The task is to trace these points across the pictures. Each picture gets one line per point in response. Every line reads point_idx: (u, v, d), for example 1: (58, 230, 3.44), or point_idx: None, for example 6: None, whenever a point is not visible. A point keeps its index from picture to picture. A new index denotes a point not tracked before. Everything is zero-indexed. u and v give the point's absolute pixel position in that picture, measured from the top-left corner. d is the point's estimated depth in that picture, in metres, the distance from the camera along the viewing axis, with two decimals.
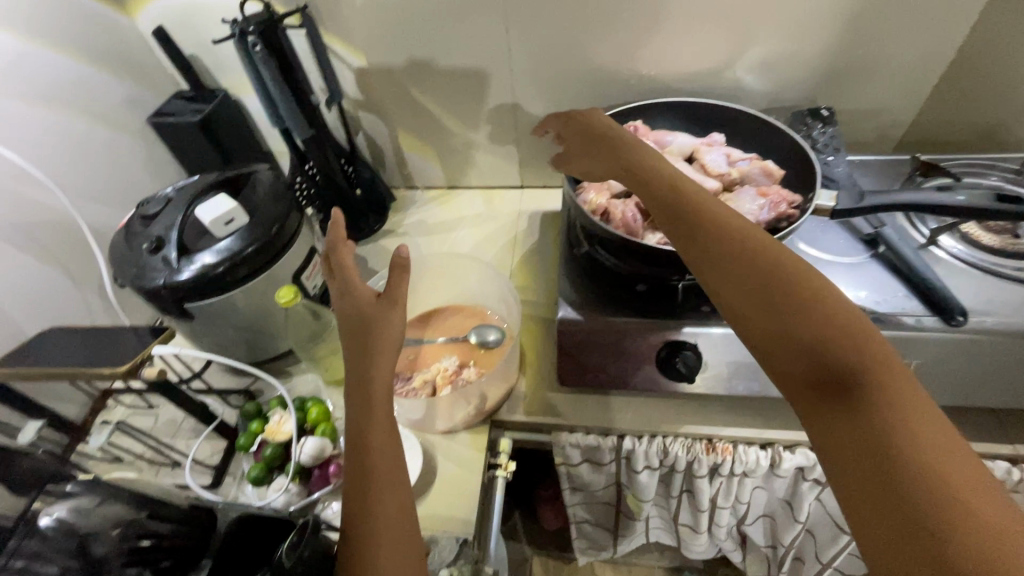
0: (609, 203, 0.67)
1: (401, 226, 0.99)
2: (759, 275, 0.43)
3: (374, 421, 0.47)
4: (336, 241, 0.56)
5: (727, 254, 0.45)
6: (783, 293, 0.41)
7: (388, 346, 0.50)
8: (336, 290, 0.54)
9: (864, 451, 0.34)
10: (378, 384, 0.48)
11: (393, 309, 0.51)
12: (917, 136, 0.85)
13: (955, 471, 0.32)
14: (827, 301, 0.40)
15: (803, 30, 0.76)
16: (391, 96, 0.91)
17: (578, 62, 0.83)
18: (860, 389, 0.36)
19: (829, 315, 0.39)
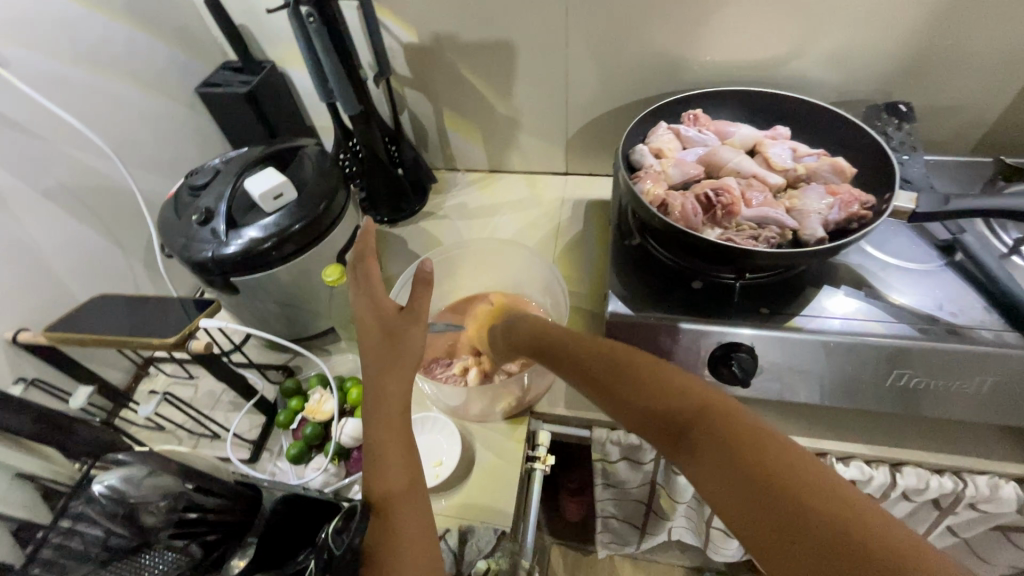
0: (667, 195, 0.64)
1: (441, 209, 0.98)
2: (599, 365, 0.45)
3: (393, 435, 0.46)
4: (361, 254, 0.54)
5: (569, 357, 0.49)
6: (614, 369, 0.43)
7: (409, 359, 0.48)
8: (358, 300, 0.52)
9: (720, 485, 0.32)
10: (394, 399, 0.47)
11: (414, 325, 0.50)
12: (1001, 136, 0.79)
13: (790, 463, 0.31)
14: (637, 361, 0.43)
15: (885, 18, 0.71)
16: (440, 75, 0.88)
17: (636, 45, 0.79)
18: (693, 432, 0.35)
19: (656, 374, 0.41)
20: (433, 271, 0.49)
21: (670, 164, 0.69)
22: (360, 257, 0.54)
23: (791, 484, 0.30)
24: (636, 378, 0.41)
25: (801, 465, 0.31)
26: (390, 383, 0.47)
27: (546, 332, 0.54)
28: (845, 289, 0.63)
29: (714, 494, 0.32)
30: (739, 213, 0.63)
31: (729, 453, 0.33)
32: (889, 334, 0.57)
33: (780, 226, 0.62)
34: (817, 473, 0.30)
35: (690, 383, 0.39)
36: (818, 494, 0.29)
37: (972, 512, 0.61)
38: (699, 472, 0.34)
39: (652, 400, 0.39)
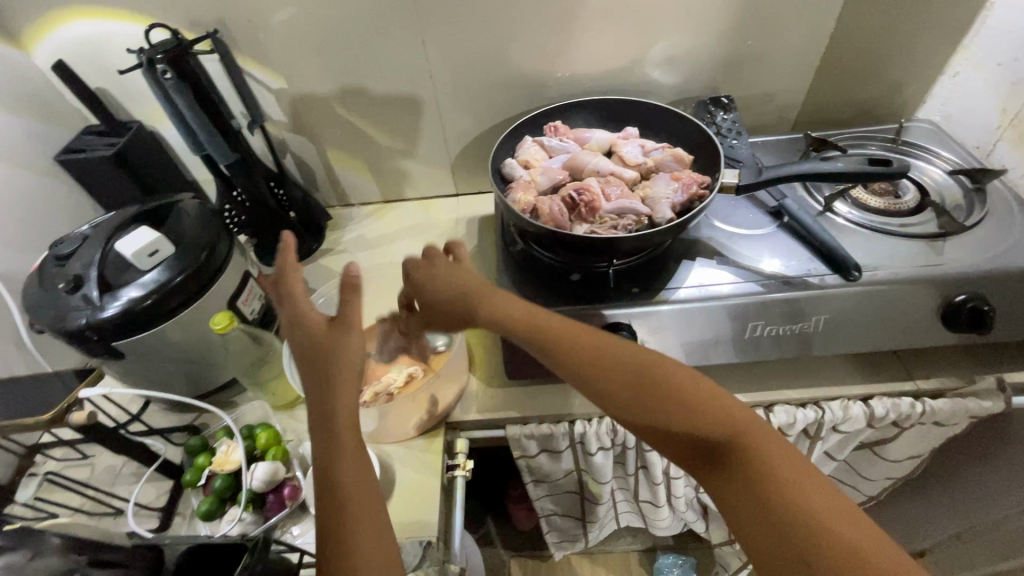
0: (536, 201, 0.71)
1: (339, 244, 0.99)
2: (631, 381, 0.46)
3: (341, 448, 0.48)
4: (284, 263, 0.58)
5: (589, 360, 0.47)
6: (652, 389, 0.45)
7: (349, 372, 0.51)
8: (289, 320, 0.55)
9: (753, 509, 0.40)
10: (342, 412, 0.49)
11: (347, 333, 0.53)
12: (811, 115, 0.93)
13: (822, 502, 0.39)
14: (673, 379, 0.45)
15: (698, 26, 0.83)
16: (316, 117, 0.91)
17: (496, 70, 0.87)
18: (732, 456, 0.42)
19: (694, 397, 0.44)
20: (359, 275, 0.52)
21: (536, 173, 0.76)
22: (283, 268, 0.59)
23: (817, 511, 0.38)
24: (675, 403, 0.44)
25: (822, 500, 0.39)
26: (332, 397, 0.50)
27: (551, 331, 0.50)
28: (699, 260, 0.71)
29: (743, 510, 0.41)
30: (600, 207, 0.70)
31: (766, 485, 0.40)
32: (738, 292, 0.66)
33: (636, 213, 0.69)
34: (840, 515, 0.38)
35: (730, 414, 0.43)
36: (832, 517, 0.38)
37: (837, 435, 0.70)
38: (730, 491, 0.41)
39: (692, 423, 0.43)
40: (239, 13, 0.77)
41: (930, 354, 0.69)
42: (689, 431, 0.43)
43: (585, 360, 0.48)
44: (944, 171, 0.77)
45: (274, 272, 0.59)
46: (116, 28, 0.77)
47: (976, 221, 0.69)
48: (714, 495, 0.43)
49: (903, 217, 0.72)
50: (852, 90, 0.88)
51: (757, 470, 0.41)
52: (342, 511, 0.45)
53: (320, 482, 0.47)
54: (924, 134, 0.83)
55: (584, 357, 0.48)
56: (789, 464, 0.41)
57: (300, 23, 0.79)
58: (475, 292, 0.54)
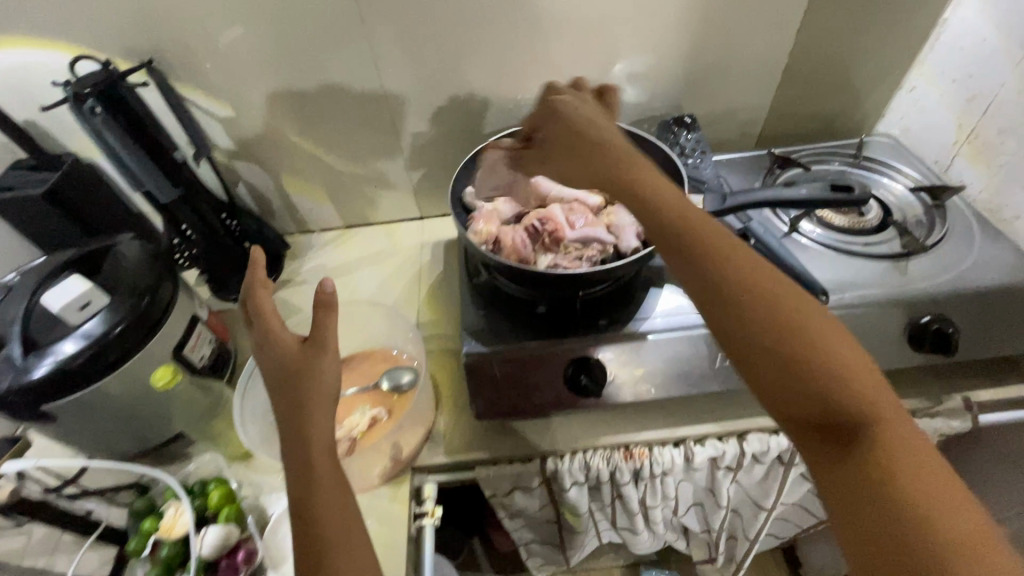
0: (498, 232, 0.68)
1: (299, 275, 0.95)
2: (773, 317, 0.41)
3: (319, 476, 0.46)
4: (252, 283, 0.55)
5: (717, 280, 0.44)
6: (778, 330, 0.41)
7: (325, 395, 0.49)
8: (260, 342, 0.53)
9: (860, 485, 0.36)
10: (317, 442, 0.47)
11: (321, 353, 0.50)
12: (774, 130, 0.92)
13: (949, 504, 0.34)
14: (809, 330, 0.41)
15: (658, 46, 0.81)
16: (268, 145, 0.86)
17: (455, 92, 0.84)
18: (861, 432, 0.38)
19: (840, 361, 0.39)
20: (332, 292, 0.50)
21: (499, 202, 0.73)
22: (252, 287, 0.55)
23: (940, 513, 0.34)
24: (804, 354, 0.40)
25: (952, 504, 0.34)
26: (306, 425, 0.48)
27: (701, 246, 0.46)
28: (667, 287, 0.70)
29: (847, 484, 0.37)
30: (564, 237, 0.68)
31: (886, 467, 0.36)
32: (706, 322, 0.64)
33: (601, 243, 0.68)
34: (969, 525, 0.33)
35: (866, 385, 0.39)
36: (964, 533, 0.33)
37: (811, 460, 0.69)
38: (836, 463, 0.38)
39: (826, 383, 0.39)
40: (177, 40, 0.72)
41: (898, 373, 0.69)
42: (816, 386, 0.39)
43: (722, 284, 0.44)
44: (906, 187, 0.77)
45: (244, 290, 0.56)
46: (40, 58, 0.72)
47: (938, 239, 0.69)
48: (813, 459, 0.39)
49: (867, 236, 0.72)
50: (813, 106, 0.89)
51: (887, 456, 0.37)
52: (321, 546, 0.43)
53: (298, 516, 0.45)
54: (885, 149, 0.83)
55: (733, 280, 0.43)
56: (925, 462, 0.36)
57: (245, 48, 0.75)
58: (619, 153, 0.54)
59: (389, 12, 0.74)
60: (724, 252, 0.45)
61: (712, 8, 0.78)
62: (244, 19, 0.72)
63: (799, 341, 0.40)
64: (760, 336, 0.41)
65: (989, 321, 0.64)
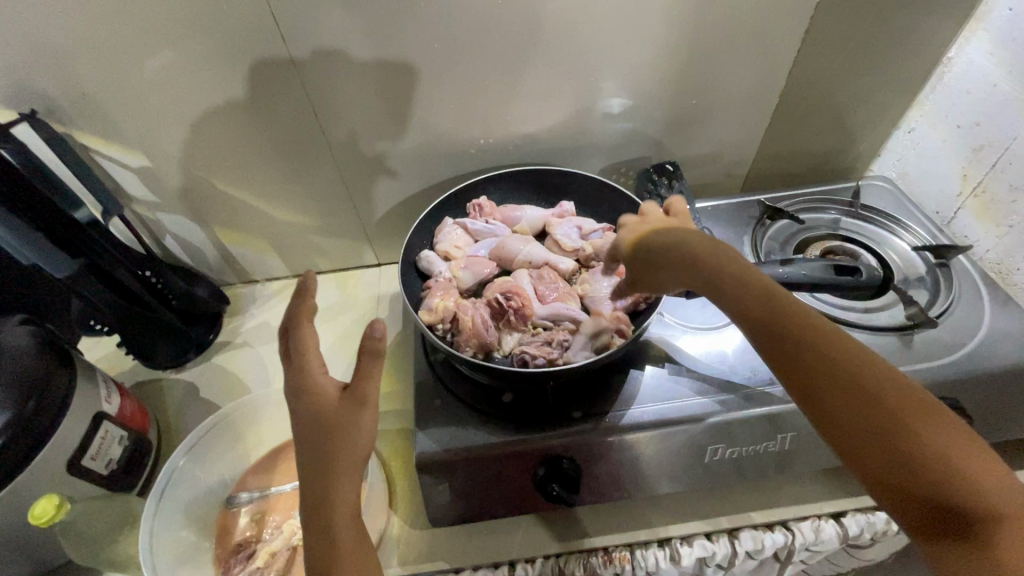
0: (457, 309, 0.59)
1: (239, 335, 0.84)
2: (877, 398, 0.35)
3: (342, 560, 0.38)
4: (296, 312, 0.45)
5: (805, 350, 0.37)
6: (875, 411, 0.34)
7: (358, 463, 0.40)
8: (292, 380, 0.44)
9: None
10: (342, 516, 0.40)
11: (360, 412, 0.41)
12: (761, 170, 0.85)
13: None
14: (913, 413, 0.34)
15: (634, 84, 0.73)
16: (193, 194, 0.75)
17: (410, 134, 0.74)
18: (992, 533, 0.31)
19: (958, 449, 0.33)
20: (381, 341, 0.41)
21: (458, 268, 0.64)
22: (296, 314, 0.45)
23: None
24: (908, 438, 0.33)
25: None
26: (331, 494, 0.40)
27: (784, 310, 0.38)
28: (649, 366, 0.62)
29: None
30: (532, 314, 0.59)
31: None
32: (694, 413, 0.57)
33: (574, 320, 0.59)
34: None
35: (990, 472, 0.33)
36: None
37: (807, 554, 0.63)
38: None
39: (937, 465, 0.33)
40: (72, 84, 0.61)
41: None
42: (926, 475, 0.33)
43: (806, 359, 0.36)
44: (909, 245, 0.70)
45: (285, 313, 0.46)
46: None
47: (942, 311, 0.62)
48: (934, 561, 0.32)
49: (867, 301, 0.65)
50: (802, 146, 0.82)
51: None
52: None
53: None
54: (881, 196, 0.77)
55: (819, 354, 0.36)
56: None
57: (159, 90, 0.64)
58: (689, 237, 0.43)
59: (328, 50, 0.64)
60: (806, 319, 0.37)
61: (695, 44, 0.69)
62: (152, 58, 0.61)
63: (908, 425, 0.34)
64: (865, 423, 0.34)
65: (1004, 403, 0.57)
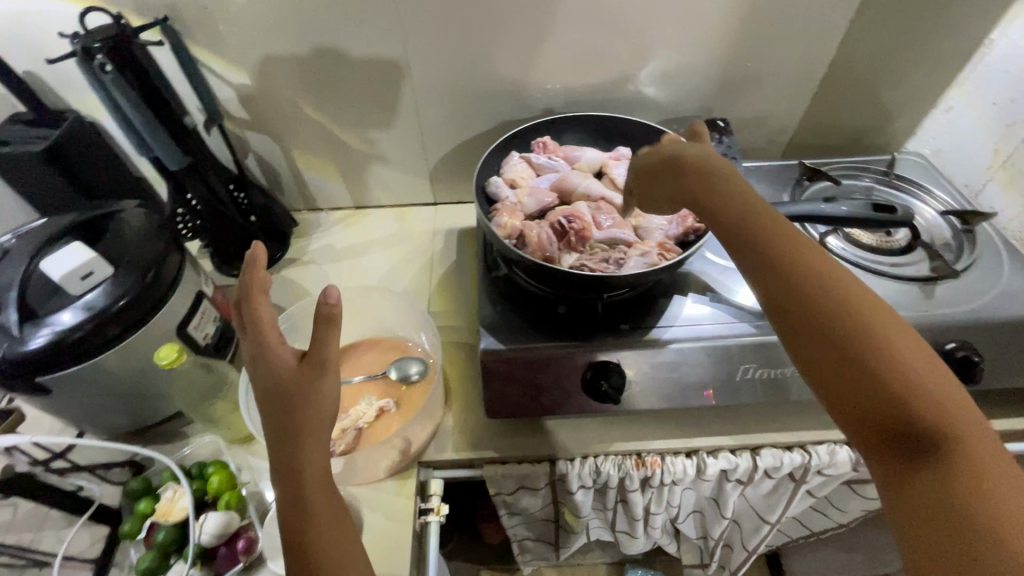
0: (524, 227, 0.66)
1: (306, 253, 0.91)
2: (834, 301, 0.39)
3: (314, 514, 0.43)
4: (250, 286, 0.47)
5: (783, 266, 0.41)
6: (832, 320, 0.38)
7: (321, 422, 0.44)
8: (253, 356, 0.46)
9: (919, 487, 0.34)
10: (310, 468, 0.43)
11: (320, 376, 0.44)
12: (804, 139, 0.91)
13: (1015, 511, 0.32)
14: (866, 320, 0.38)
15: (694, 45, 0.79)
16: (280, 115, 0.82)
17: (482, 76, 0.81)
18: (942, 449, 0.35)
19: (898, 351, 0.37)
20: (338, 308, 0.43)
21: (524, 194, 0.71)
22: (247, 291, 0.47)
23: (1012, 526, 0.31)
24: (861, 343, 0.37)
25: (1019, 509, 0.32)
26: (299, 453, 0.43)
27: (769, 232, 0.43)
28: (690, 297, 0.68)
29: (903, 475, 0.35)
30: (590, 236, 0.66)
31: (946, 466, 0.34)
32: (731, 334, 0.63)
33: (627, 244, 0.66)
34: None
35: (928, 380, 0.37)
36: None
37: (822, 477, 0.70)
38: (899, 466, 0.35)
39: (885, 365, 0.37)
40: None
41: None
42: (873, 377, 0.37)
43: (781, 267, 0.41)
44: (935, 211, 0.76)
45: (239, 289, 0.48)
46: (44, 6, 0.66)
47: (966, 265, 0.69)
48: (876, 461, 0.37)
49: (894, 257, 0.71)
50: (844, 118, 0.87)
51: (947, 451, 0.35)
52: None
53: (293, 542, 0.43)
54: (915, 169, 0.82)
55: (795, 268, 0.41)
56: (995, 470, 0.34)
57: (267, 11, 0.70)
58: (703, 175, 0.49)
59: None
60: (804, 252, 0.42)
61: (756, 9, 0.75)
62: None
63: (860, 327, 0.38)
64: (822, 325, 0.39)
65: (1014, 351, 0.64)
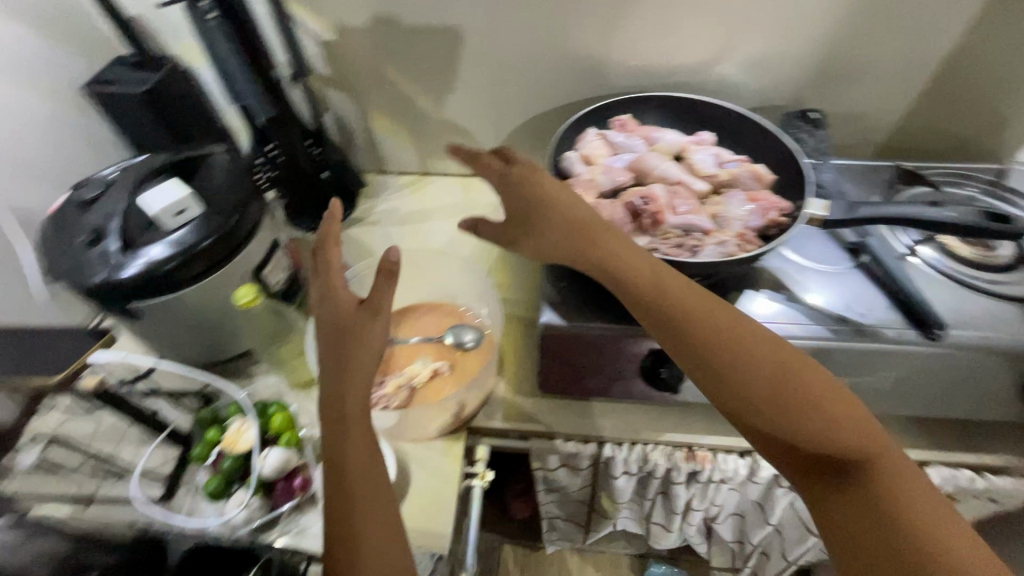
0: (597, 204, 0.64)
1: (372, 215, 0.93)
2: (737, 359, 0.46)
3: (352, 451, 0.44)
4: (326, 233, 0.48)
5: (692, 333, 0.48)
6: (743, 379, 0.45)
7: (370, 363, 0.46)
8: (316, 294, 0.49)
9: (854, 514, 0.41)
10: (353, 406, 0.45)
11: (373, 321, 0.46)
12: (901, 141, 0.85)
13: (922, 514, 0.39)
14: (767, 369, 0.45)
15: (795, 29, 0.74)
16: (362, 75, 0.84)
17: (566, 48, 0.79)
18: (859, 469, 0.41)
19: (804, 392, 0.44)
20: (400, 262, 0.45)
21: (598, 171, 0.69)
22: (322, 235, 0.49)
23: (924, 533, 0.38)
24: (775, 395, 0.44)
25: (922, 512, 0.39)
26: (346, 390, 0.45)
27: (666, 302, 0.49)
28: (761, 295, 0.65)
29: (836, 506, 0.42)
30: (665, 220, 0.63)
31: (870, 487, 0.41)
32: (805, 335, 0.60)
33: (703, 231, 0.63)
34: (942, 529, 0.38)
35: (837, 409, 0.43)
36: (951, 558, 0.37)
37: None
38: (833, 500, 0.42)
39: (799, 408, 0.43)
40: None
41: (996, 427, 0.66)
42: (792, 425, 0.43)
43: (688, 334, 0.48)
44: None
45: (317, 237, 0.49)
46: None
47: None
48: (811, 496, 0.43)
49: (995, 274, 0.65)
50: (951, 121, 0.80)
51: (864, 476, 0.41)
52: (348, 520, 0.43)
53: (328, 479, 0.44)
54: None
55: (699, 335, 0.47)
56: (905, 480, 0.41)
57: None
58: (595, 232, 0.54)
59: None
60: (702, 316, 0.48)
61: None
62: None
63: (761, 378, 0.45)
64: (738, 385, 0.45)
65: None
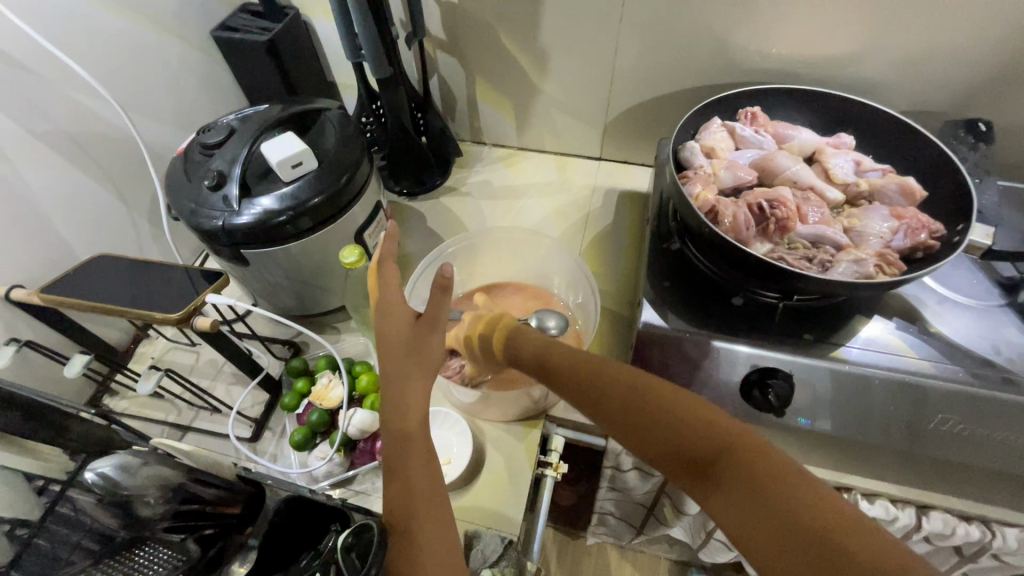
0: (720, 203, 0.59)
1: (465, 185, 0.92)
2: (597, 387, 0.43)
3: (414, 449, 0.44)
4: (386, 252, 0.51)
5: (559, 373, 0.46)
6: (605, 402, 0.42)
7: (427, 369, 0.47)
8: (377, 310, 0.49)
9: (744, 514, 0.34)
10: (415, 408, 0.45)
11: (433, 332, 0.48)
12: None
13: (805, 489, 0.33)
14: (617, 382, 0.42)
15: (976, 24, 0.64)
16: (475, 40, 0.81)
17: (698, 28, 0.72)
18: (727, 463, 0.36)
19: (660, 398, 0.40)
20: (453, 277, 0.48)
21: (721, 165, 0.63)
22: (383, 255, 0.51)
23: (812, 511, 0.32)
24: (636, 411, 0.40)
25: (807, 490, 0.33)
26: (406, 393, 0.46)
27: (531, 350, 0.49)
28: (875, 320, 0.59)
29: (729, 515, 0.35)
30: (793, 228, 0.58)
31: (753, 477, 0.34)
32: (936, 375, 0.53)
33: (836, 246, 0.57)
34: (839, 510, 0.31)
35: (691, 410, 0.39)
36: (843, 517, 0.31)
37: (993, 560, 0.62)
38: (722, 504, 0.35)
39: (660, 420, 0.39)
40: None
41: None
42: (662, 443, 0.39)
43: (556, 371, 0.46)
44: None
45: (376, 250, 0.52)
46: None
47: None
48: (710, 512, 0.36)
49: None
50: None
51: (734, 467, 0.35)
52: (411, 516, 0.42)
53: (392, 475, 0.44)
54: None
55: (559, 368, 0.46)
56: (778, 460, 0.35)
57: None
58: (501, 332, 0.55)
59: None
60: (561, 352, 0.47)
61: None
62: None
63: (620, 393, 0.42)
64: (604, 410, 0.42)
65: None
